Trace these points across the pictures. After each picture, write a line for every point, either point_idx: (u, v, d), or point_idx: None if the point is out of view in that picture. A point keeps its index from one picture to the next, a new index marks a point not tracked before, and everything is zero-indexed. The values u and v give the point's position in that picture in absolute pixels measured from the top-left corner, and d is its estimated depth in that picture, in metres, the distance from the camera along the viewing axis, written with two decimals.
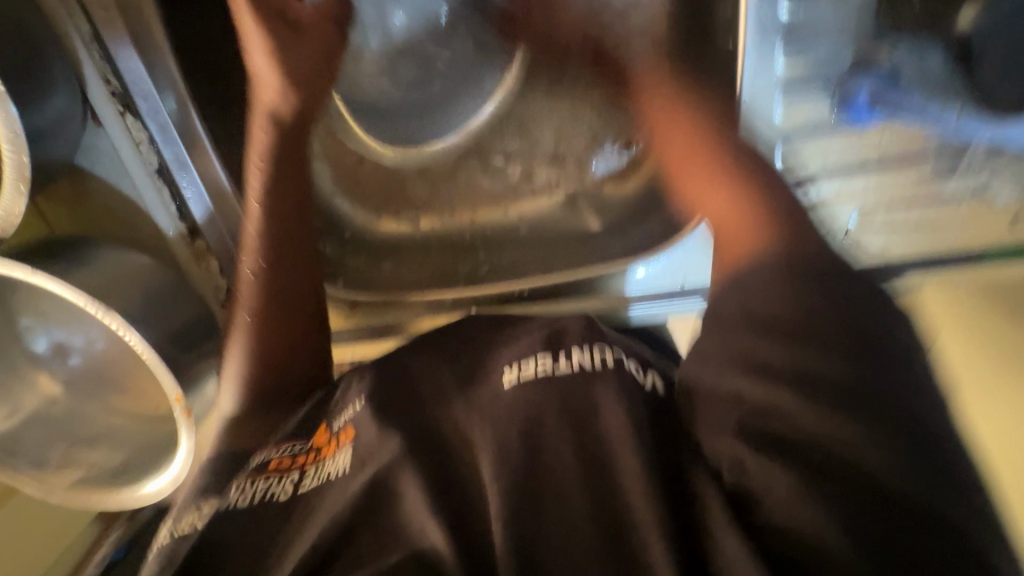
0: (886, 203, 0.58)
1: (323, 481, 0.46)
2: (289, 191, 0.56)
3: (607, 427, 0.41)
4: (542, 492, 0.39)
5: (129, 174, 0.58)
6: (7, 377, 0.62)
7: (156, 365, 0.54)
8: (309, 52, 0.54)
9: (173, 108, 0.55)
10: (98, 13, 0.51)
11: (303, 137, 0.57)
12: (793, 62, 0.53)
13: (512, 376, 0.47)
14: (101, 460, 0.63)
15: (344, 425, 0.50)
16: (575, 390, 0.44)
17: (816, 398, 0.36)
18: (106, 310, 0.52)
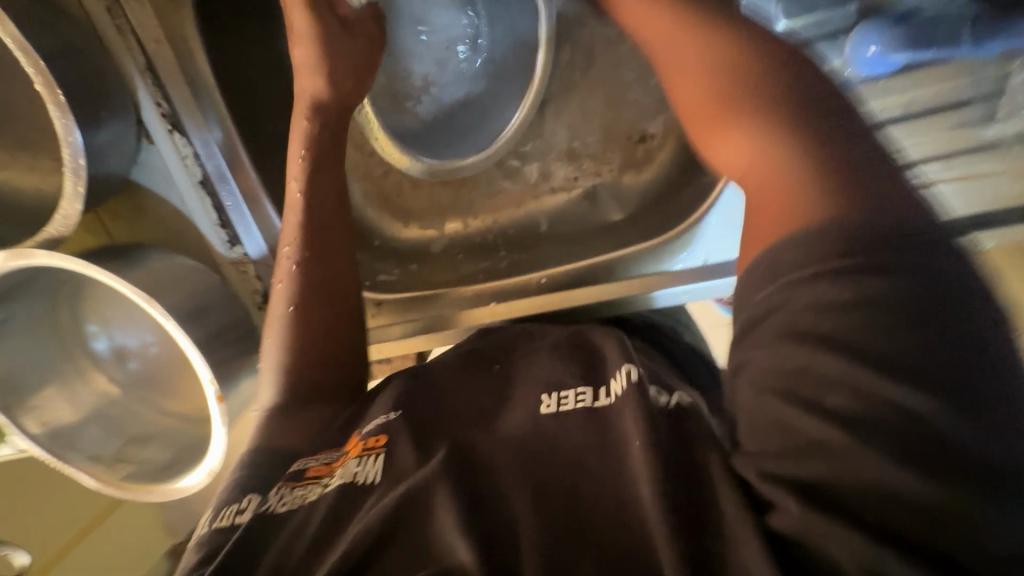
0: (926, 157, 0.53)
1: (347, 484, 0.44)
2: (319, 163, 0.61)
3: (631, 449, 0.38)
4: (578, 523, 0.37)
5: (176, 186, 0.64)
6: (72, 378, 0.68)
7: (191, 351, 0.58)
8: (342, 47, 0.61)
9: (219, 136, 0.63)
10: (153, 47, 0.59)
11: (341, 121, 0.64)
12: (796, 21, 0.51)
13: (550, 405, 0.45)
14: (153, 455, 0.68)
15: (370, 431, 0.49)
16: (610, 411, 0.43)
17: (890, 342, 0.31)
18: (149, 299, 0.55)
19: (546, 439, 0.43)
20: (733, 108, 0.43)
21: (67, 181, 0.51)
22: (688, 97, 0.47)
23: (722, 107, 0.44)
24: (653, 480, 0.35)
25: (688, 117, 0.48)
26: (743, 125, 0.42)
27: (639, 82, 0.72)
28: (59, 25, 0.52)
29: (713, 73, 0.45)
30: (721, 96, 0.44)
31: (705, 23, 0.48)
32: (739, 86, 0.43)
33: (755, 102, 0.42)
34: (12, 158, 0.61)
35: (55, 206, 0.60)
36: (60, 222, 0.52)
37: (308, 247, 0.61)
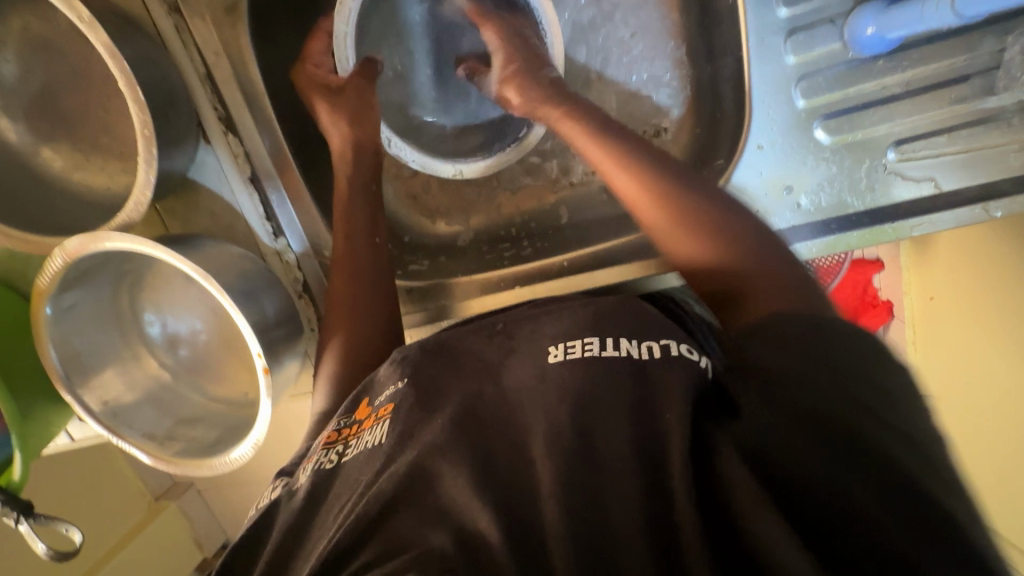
0: (926, 131, 0.56)
1: (362, 449, 0.50)
2: (357, 200, 0.72)
3: (666, 419, 0.41)
4: (594, 479, 0.39)
5: (228, 183, 0.70)
6: (129, 362, 0.73)
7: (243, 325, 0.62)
8: (349, 101, 0.71)
9: (268, 142, 0.71)
10: (213, 59, 0.66)
11: (370, 163, 0.74)
12: (796, 10, 0.55)
13: (557, 354, 0.49)
14: (201, 434, 0.72)
15: (384, 402, 0.54)
16: (626, 376, 0.45)
17: (824, 376, 0.38)
18: (207, 276, 0.60)
19: (572, 393, 0.45)
20: (661, 201, 0.57)
21: (141, 168, 0.56)
22: (635, 198, 0.59)
23: (650, 198, 0.58)
24: (680, 455, 0.38)
25: (644, 215, 0.58)
26: (680, 219, 0.56)
27: (651, 79, 0.76)
28: (135, 36, 0.59)
29: (643, 174, 0.59)
30: (665, 196, 0.57)
31: (634, 154, 0.61)
32: (673, 192, 0.57)
33: (680, 203, 0.57)
34: (85, 159, 0.68)
35: (123, 200, 0.66)
36: (132, 209, 0.58)
37: (342, 265, 0.70)
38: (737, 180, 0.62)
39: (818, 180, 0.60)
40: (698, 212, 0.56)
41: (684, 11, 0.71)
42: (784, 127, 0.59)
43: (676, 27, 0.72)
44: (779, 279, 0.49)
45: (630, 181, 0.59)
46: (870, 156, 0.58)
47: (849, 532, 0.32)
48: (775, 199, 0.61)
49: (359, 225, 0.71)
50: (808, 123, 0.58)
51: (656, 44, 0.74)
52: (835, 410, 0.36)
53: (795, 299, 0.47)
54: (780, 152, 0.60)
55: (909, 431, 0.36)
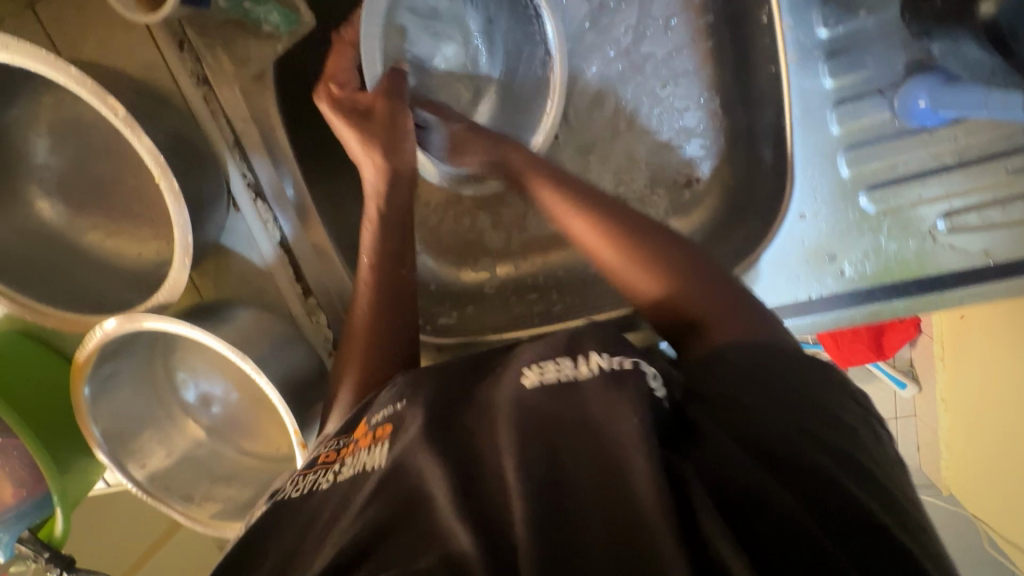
0: (979, 202, 0.54)
1: (358, 471, 0.45)
2: (387, 229, 0.63)
3: (622, 428, 0.36)
4: (557, 501, 0.35)
5: (258, 246, 0.70)
6: (165, 423, 0.74)
7: (278, 402, 0.62)
8: (378, 132, 0.62)
9: (293, 194, 0.71)
10: (241, 126, 0.66)
11: (407, 193, 0.64)
12: (841, 81, 0.53)
13: (531, 376, 0.43)
14: (236, 494, 0.73)
15: (381, 420, 0.48)
16: (589, 394, 0.39)
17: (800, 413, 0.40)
18: (242, 356, 0.60)
19: (538, 415, 0.39)
20: (606, 233, 0.55)
21: (175, 253, 0.56)
22: (585, 233, 0.57)
23: (599, 230, 0.56)
24: (647, 469, 0.34)
25: (586, 242, 0.57)
26: (628, 247, 0.54)
27: (682, 129, 0.74)
28: (165, 114, 0.58)
29: (598, 214, 0.57)
30: (608, 227, 0.56)
31: (601, 205, 0.57)
32: (622, 227, 0.55)
33: (628, 232, 0.55)
34: (117, 227, 0.68)
35: (155, 270, 0.66)
36: (168, 291, 0.58)
37: (373, 301, 0.61)
38: (776, 248, 0.60)
39: (863, 249, 0.58)
40: (647, 244, 0.54)
41: (719, 65, 0.69)
42: (827, 195, 0.57)
43: (711, 79, 0.70)
44: (727, 301, 0.50)
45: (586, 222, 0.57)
46: (918, 226, 0.56)
47: (790, 545, 0.32)
48: (817, 266, 0.59)
49: (387, 255, 0.62)
50: (853, 192, 0.56)
51: (689, 94, 0.72)
52: (797, 444, 0.38)
53: (744, 328, 0.48)
54: (822, 220, 0.58)
55: (853, 458, 0.38)
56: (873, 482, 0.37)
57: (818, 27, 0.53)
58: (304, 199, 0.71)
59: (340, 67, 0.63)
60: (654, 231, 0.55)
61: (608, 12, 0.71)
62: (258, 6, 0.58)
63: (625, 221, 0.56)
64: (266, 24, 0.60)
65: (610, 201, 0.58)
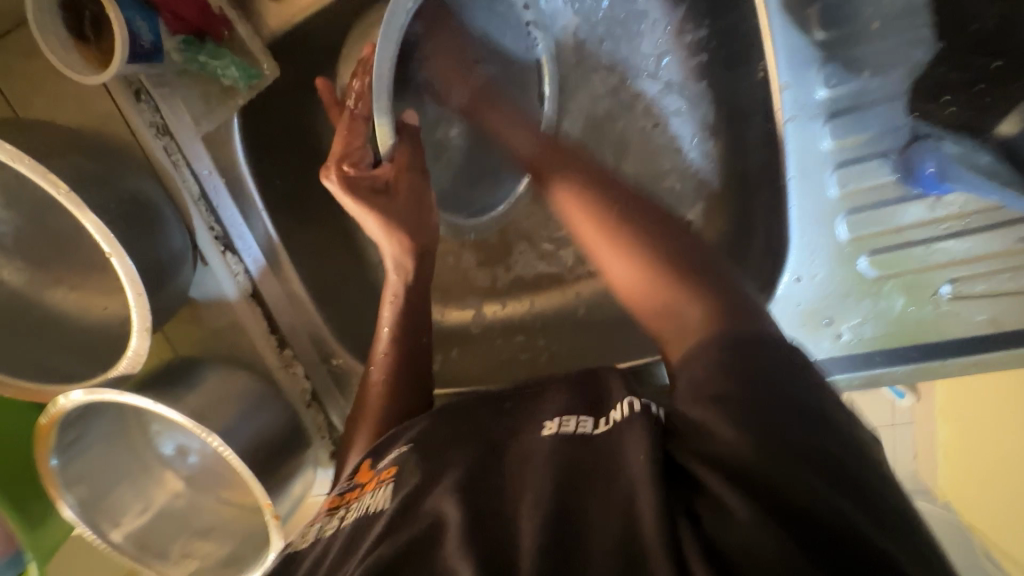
0: (987, 269, 0.50)
1: (360, 515, 0.42)
2: (410, 308, 0.61)
3: (631, 464, 0.35)
4: (564, 544, 0.32)
5: (229, 301, 0.67)
6: (142, 478, 0.72)
7: (252, 481, 0.59)
8: (398, 213, 0.57)
9: (263, 239, 0.67)
10: (205, 176, 0.62)
11: (430, 267, 0.61)
12: (843, 142, 0.50)
13: (549, 429, 0.40)
14: (213, 549, 0.71)
15: (386, 464, 0.46)
16: (605, 441, 0.38)
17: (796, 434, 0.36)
18: (210, 432, 0.58)
19: (545, 446, 0.38)
20: (614, 236, 0.51)
21: (134, 326, 0.53)
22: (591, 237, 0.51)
23: (608, 229, 0.51)
24: (651, 503, 0.32)
25: (592, 246, 0.52)
26: (629, 250, 0.50)
27: (675, 170, 0.69)
28: (117, 176, 0.55)
29: (608, 210, 0.52)
30: (619, 223, 0.51)
31: (607, 200, 0.53)
32: (631, 218, 0.51)
33: (636, 235, 0.50)
34: (80, 281, 0.65)
35: (119, 328, 0.63)
36: (130, 361, 0.55)
37: (392, 368, 0.60)
38: (775, 311, 0.57)
39: (863, 313, 0.55)
40: (651, 240, 0.50)
41: (714, 106, 0.65)
42: (826, 259, 0.53)
43: (706, 119, 0.66)
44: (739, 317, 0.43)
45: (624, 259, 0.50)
46: (923, 292, 0.53)
47: None
48: (814, 329, 0.56)
49: (405, 323, 0.61)
50: (852, 256, 0.53)
51: (682, 134, 0.68)
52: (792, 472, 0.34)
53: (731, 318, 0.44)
54: (820, 284, 0.55)
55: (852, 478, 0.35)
56: (879, 504, 0.34)
57: (817, 87, 0.49)
58: (275, 246, 0.68)
59: (353, 146, 0.56)
60: (664, 229, 0.51)
61: (592, 53, 0.68)
62: (213, 59, 0.55)
63: (645, 239, 0.50)
64: (225, 77, 0.56)
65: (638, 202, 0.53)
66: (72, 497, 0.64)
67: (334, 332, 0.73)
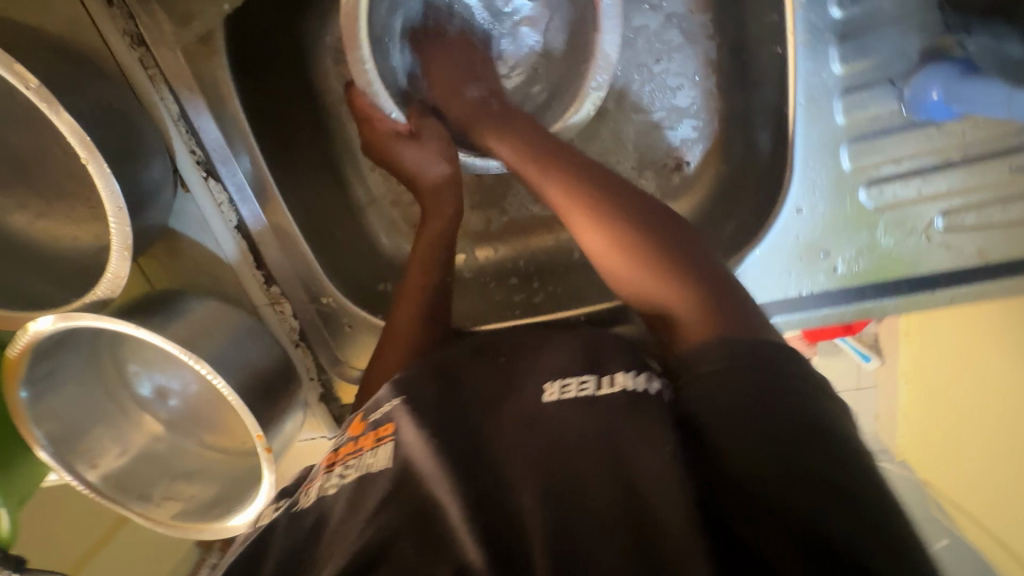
0: (978, 201, 0.52)
1: (361, 471, 0.48)
2: (433, 263, 0.68)
3: (647, 458, 0.38)
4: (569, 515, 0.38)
5: (211, 231, 0.63)
6: (119, 420, 0.69)
7: (242, 410, 0.59)
8: (414, 156, 0.69)
9: (247, 167, 0.64)
10: (185, 94, 0.59)
11: (456, 222, 0.71)
12: (851, 67, 0.50)
13: (551, 392, 0.46)
14: (199, 492, 0.69)
15: (381, 422, 0.51)
16: (614, 415, 0.42)
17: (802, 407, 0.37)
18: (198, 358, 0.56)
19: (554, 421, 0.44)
20: (632, 257, 0.51)
21: (113, 245, 0.49)
22: (605, 255, 0.53)
23: (617, 251, 0.52)
24: (672, 490, 0.36)
25: (588, 243, 0.55)
26: (639, 267, 0.51)
27: (674, 109, 0.69)
28: (92, 84, 0.51)
29: (595, 203, 0.55)
30: (619, 233, 0.53)
31: (587, 176, 0.57)
32: (642, 245, 0.51)
33: (613, 216, 0.54)
34: (47, 208, 0.61)
35: (92, 258, 0.60)
36: (109, 285, 0.52)
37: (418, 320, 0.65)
38: (770, 247, 0.58)
39: (858, 246, 0.56)
40: (660, 264, 0.50)
41: (715, 42, 0.65)
42: (827, 190, 0.54)
43: (707, 55, 0.66)
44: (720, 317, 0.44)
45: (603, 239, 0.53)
46: (915, 224, 0.54)
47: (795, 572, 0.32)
48: (810, 263, 0.57)
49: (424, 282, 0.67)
50: (852, 187, 0.53)
51: (683, 70, 0.67)
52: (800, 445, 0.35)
53: (711, 326, 0.44)
54: (819, 216, 0.55)
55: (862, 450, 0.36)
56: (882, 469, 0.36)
57: (832, 6, 0.48)
58: (262, 175, 0.65)
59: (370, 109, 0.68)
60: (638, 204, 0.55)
61: None
62: None
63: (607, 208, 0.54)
64: None
65: (560, 143, 0.60)
66: (44, 434, 0.60)
67: (323, 269, 0.71)
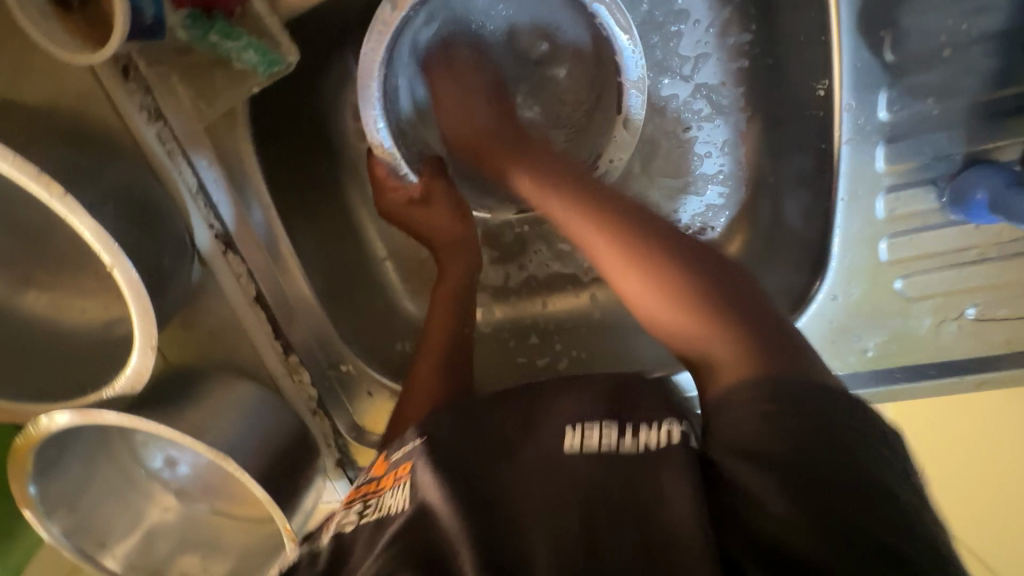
0: (1012, 296, 0.52)
1: (381, 514, 0.44)
2: (452, 303, 0.65)
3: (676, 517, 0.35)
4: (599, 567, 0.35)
5: (230, 305, 0.60)
6: (131, 493, 0.66)
7: (270, 504, 0.58)
8: (438, 208, 0.67)
9: (261, 220, 0.61)
10: (206, 169, 0.57)
11: (478, 249, 0.68)
12: (897, 166, 0.50)
13: (574, 440, 0.42)
14: (214, 563, 0.67)
15: (401, 460, 0.46)
16: (640, 470, 0.39)
17: (847, 451, 0.35)
18: (224, 458, 0.55)
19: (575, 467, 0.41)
20: (668, 293, 0.47)
21: (136, 344, 0.48)
22: (616, 266, 0.50)
23: (634, 271, 0.49)
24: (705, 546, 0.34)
25: (625, 288, 0.50)
26: (667, 298, 0.47)
27: (701, 175, 0.68)
28: (108, 170, 0.48)
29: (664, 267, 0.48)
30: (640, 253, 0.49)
31: (580, 189, 0.55)
32: (679, 278, 0.47)
33: (673, 276, 0.47)
34: (53, 282, 0.57)
35: (102, 338, 0.56)
36: (129, 381, 0.49)
37: (437, 357, 0.61)
38: (802, 325, 0.57)
39: (888, 331, 0.55)
40: (729, 299, 0.45)
41: (751, 115, 0.63)
42: (863, 280, 0.54)
43: (740, 125, 0.64)
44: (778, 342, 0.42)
45: (642, 283, 0.48)
46: (948, 313, 0.54)
47: None
48: (839, 345, 0.56)
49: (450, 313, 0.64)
50: (887, 277, 0.53)
51: (714, 139, 0.66)
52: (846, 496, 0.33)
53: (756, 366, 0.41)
54: (853, 302, 0.55)
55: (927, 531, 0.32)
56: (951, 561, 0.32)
57: (880, 109, 0.49)
58: (273, 230, 0.62)
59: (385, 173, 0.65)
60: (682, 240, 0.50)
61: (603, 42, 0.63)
62: (228, 40, 0.49)
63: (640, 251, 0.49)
64: (239, 61, 0.51)
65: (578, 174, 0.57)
66: (54, 524, 0.59)
67: (341, 333, 0.68)
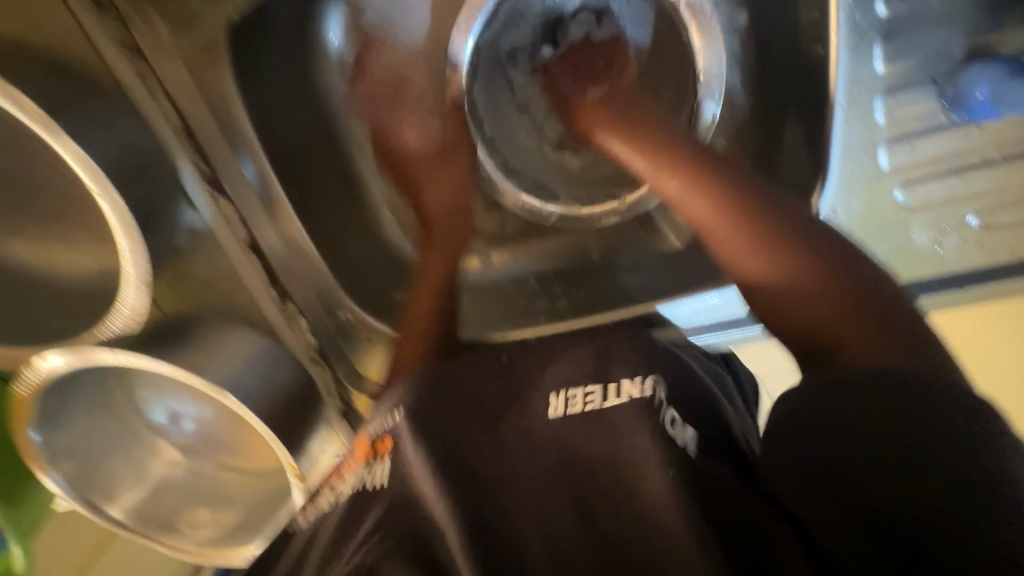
0: (1013, 199, 0.50)
1: (357, 489, 0.43)
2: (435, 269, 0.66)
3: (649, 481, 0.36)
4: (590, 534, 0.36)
5: (223, 248, 0.62)
6: (135, 449, 0.66)
7: (273, 440, 0.58)
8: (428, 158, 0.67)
9: (252, 169, 0.60)
10: (186, 106, 0.55)
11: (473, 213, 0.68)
12: (892, 68, 0.49)
13: (558, 407, 0.42)
14: (221, 516, 0.67)
15: (379, 433, 0.45)
16: (622, 439, 0.38)
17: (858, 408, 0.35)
18: (224, 391, 0.55)
19: (563, 444, 0.40)
20: (736, 225, 0.49)
21: (131, 278, 0.48)
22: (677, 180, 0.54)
23: (728, 218, 0.50)
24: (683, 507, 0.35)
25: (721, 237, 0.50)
26: (757, 235, 0.48)
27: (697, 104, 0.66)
28: (85, 103, 0.47)
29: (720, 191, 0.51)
30: (735, 205, 0.50)
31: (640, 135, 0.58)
32: (789, 228, 0.48)
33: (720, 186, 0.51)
34: (41, 234, 0.57)
35: (94, 286, 0.56)
36: (128, 318, 0.50)
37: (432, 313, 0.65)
38: None
39: (889, 245, 0.54)
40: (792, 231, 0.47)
41: None
42: (863, 192, 0.53)
43: None
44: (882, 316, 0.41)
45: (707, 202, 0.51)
46: (948, 224, 0.53)
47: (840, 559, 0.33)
48: None
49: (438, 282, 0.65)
50: (887, 187, 0.52)
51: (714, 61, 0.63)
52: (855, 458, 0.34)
53: (869, 330, 0.41)
54: (854, 217, 0.54)
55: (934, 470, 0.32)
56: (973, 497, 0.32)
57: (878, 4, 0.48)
58: (266, 178, 0.61)
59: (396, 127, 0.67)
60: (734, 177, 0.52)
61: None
62: None
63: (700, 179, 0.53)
64: None
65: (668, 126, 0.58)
66: (58, 472, 0.60)
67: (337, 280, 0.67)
